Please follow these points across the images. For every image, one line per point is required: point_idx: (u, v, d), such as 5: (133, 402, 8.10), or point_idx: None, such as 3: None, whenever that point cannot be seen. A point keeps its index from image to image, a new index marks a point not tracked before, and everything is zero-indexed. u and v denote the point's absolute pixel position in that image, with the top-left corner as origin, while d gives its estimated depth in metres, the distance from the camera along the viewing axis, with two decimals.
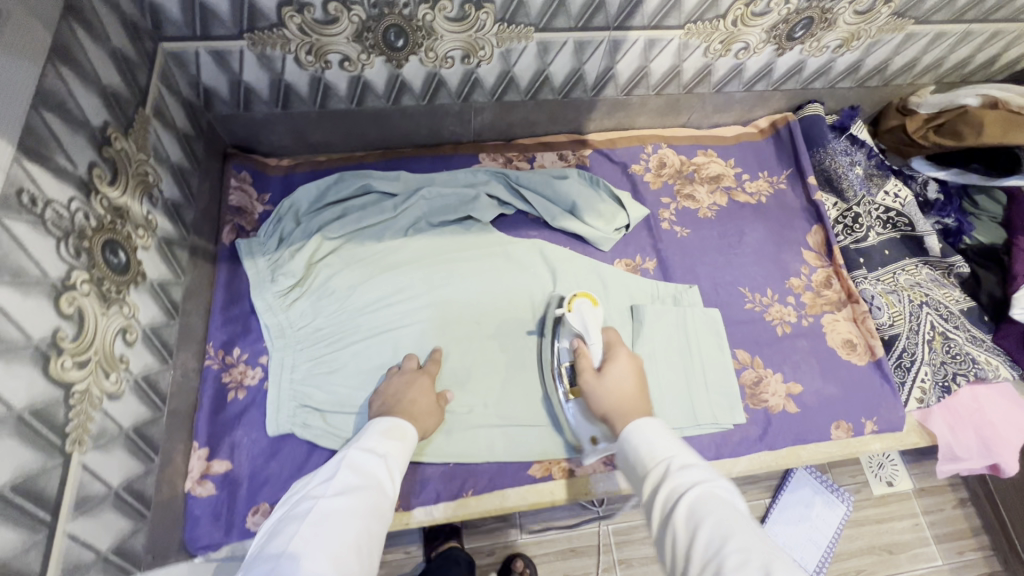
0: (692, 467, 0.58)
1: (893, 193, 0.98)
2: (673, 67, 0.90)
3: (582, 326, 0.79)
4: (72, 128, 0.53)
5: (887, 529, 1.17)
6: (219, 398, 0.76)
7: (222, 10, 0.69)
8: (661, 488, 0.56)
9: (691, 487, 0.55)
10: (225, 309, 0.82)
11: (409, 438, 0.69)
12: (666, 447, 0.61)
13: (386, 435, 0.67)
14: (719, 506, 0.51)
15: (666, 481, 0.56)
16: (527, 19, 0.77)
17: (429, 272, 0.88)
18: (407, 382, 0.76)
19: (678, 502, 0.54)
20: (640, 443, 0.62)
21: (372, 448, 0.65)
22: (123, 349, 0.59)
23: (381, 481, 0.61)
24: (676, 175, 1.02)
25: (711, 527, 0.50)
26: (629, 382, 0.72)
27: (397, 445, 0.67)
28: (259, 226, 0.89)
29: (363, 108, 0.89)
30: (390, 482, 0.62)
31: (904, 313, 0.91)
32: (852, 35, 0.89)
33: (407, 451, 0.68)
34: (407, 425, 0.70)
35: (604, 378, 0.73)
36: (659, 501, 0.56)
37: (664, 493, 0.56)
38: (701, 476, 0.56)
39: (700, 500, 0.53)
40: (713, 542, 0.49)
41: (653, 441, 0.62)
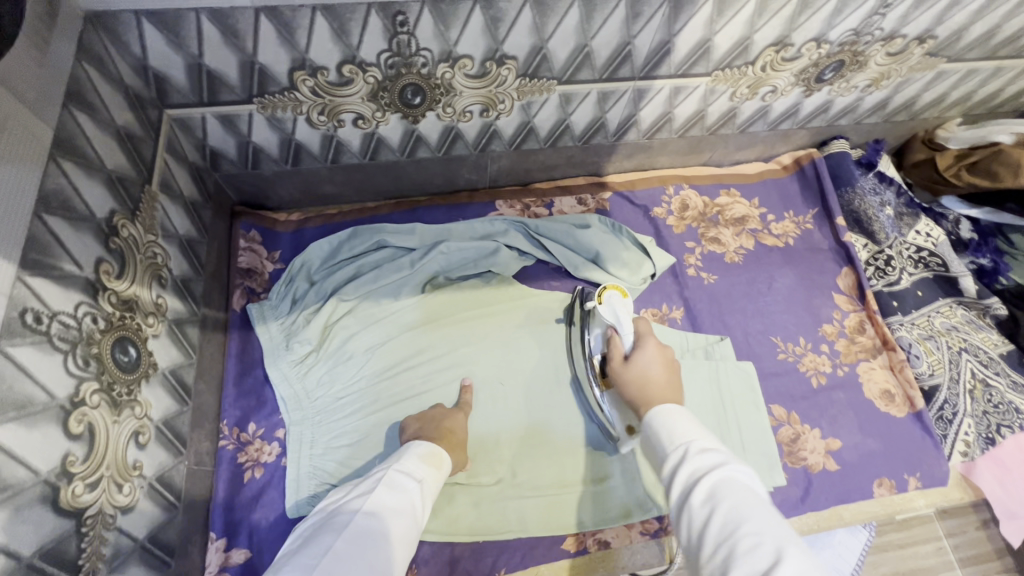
0: (712, 450, 0.52)
1: (924, 233, 0.96)
2: (697, 111, 0.87)
3: (614, 317, 0.74)
4: (76, 227, 0.49)
5: (912, 555, 1.14)
6: (236, 481, 0.72)
7: (230, 77, 0.65)
8: (682, 470, 0.51)
9: (708, 471, 0.49)
10: (238, 382, 0.78)
11: (445, 468, 0.65)
12: (687, 428, 0.55)
13: (424, 460, 0.63)
14: (734, 489, 0.46)
15: (686, 463, 0.51)
16: (550, 73, 0.73)
17: (450, 331, 0.85)
18: (441, 415, 0.75)
19: (695, 484, 0.48)
20: (660, 426, 0.57)
21: (410, 470, 0.61)
22: (135, 454, 0.55)
23: (412, 507, 0.57)
24: (699, 218, 0.98)
25: (727, 510, 0.45)
26: (657, 368, 0.67)
27: (432, 472, 0.63)
28: (270, 287, 0.85)
29: (376, 161, 0.85)
30: (420, 513, 0.58)
31: (943, 361, 0.88)
32: (882, 75, 0.86)
33: (439, 485, 0.64)
34: (443, 451, 0.67)
35: (629, 367, 0.68)
36: (677, 481, 0.51)
37: (683, 474, 0.50)
38: (719, 459, 0.51)
39: (722, 482, 0.47)
40: (727, 524, 0.44)
41: (674, 422, 0.57)
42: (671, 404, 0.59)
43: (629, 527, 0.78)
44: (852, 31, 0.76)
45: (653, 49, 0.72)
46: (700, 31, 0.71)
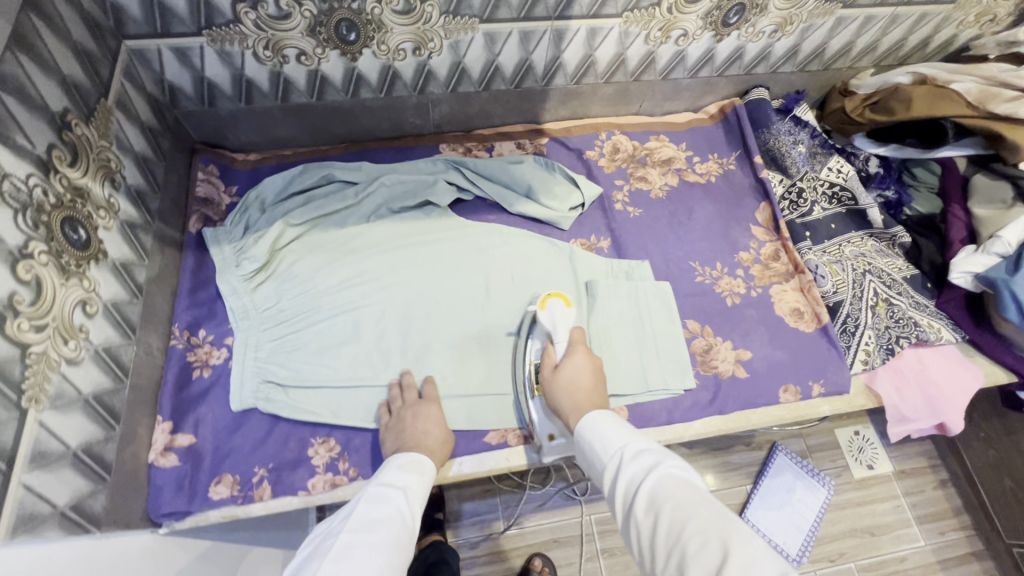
0: (644, 454, 0.59)
1: (836, 169, 1.02)
2: (617, 54, 0.95)
3: (552, 326, 0.80)
4: (32, 111, 0.57)
5: (870, 512, 1.28)
6: (184, 375, 0.79)
7: (179, 7, 0.73)
8: (620, 482, 0.58)
9: (644, 478, 0.56)
10: (192, 293, 0.85)
11: (426, 471, 0.70)
12: (618, 437, 0.62)
13: (404, 468, 0.68)
14: (671, 490, 0.52)
15: (623, 475, 0.58)
16: (471, 11, 0.82)
17: (388, 256, 0.93)
18: (417, 413, 0.78)
19: (634, 494, 0.55)
20: (593, 439, 0.64)
21: (389, 483, 0.65)
22: (82, 319, 0.62)
23: (400, 512, 0.61)
24: (629, 160, 1.06)
25: (669, 513, 0.50)
26: (585, 377, 0.74)
27: (414, 478, 0.67)
28: (225, 216, 0.93)
29: (324, 102, 0.94)
30: (410, 515, 0.62)
31: (847, 281, 0.95)
32: (785, 20, 0.95)
33: (425, 487, 0.68)
34: (424, 458, 0.71)
35: (562, 378, 0.74)
36: (620, 494, 0.57)
37: (623, 486, 0.57)
38: (650, 462, 0.57)
39: (659, 485, 0.54)
40: (673, 529, 0.49)
41: (604, 435, 0.64)
42: (605, 415, 0.67)
43: None
44: None
45: None
46: None
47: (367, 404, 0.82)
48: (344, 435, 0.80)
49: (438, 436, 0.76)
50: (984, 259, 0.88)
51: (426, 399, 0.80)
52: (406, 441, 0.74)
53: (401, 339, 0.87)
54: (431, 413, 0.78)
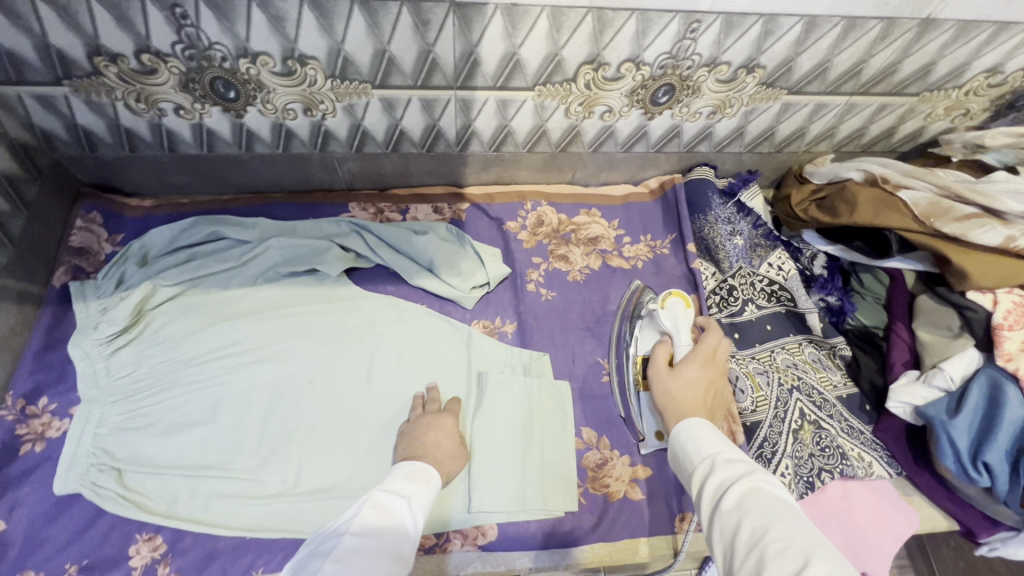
0: (735, 459, 0.55)
1: (776, 265, 0.94)
2: (536, 126, 0.88)
3: (672, 326, 0.76)
4: None
5: None
6: (10, 452, 0.73)
7: (29, 57, 0.68)
8: (705, 482, 0.54)
9: (735, 482, 0.52)
10: (39, 355, 0.79)
11: (433, 482, 0.67)
12: (710, 442, 0.57)
13: (409, 477, 0.65)
14: (765, 499, 0.48)
15: (710, 477, 0.53)
16: (360, 77, 0.75)
17: (269, 326, 0.86)
18: (429, 425, 0.76)
19: (721, 495, 0.51)
20: (688, 443, 0.58)
21: (397, 489, 0.62)
22: None
23: (402, 522, 0.58)
24: (552, 235, 0.98)
25: (758, 517, 0.47)
26: (700, 390, 0.66)
27: (419, 488, 0.65)
28: (100, 267, 0.87)
29: (216, 154, 0.88)
30: (415, 525, 0.60)
31: (770, 398, 0.84)
32: (723, 103, 0.86)
33: (431, 497, 0.65)
34: (430, 468, 0.68)
35: (673, 375, 0.68)
36: (704, 494, 0.53)
37: (708, 489, 0.53)
38: (743, 468, 0.53)
39: (750, 492, 0.50)
40: (755, 534, 0.46)
41: (699, 436, 0.58)
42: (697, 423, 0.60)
43: None
44: (668, 55, 0.76)
45: (459, 58, 0.73)
46: (501, 44, 0.72)
47: (206, 497, 0.74)
48: (174, 531, 0.72)
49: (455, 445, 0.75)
50: (924, 391, 0.76)
51: (445, 412, 0.79)
52: (419, 450, 0.73)
53: (261, 423, 0.79)
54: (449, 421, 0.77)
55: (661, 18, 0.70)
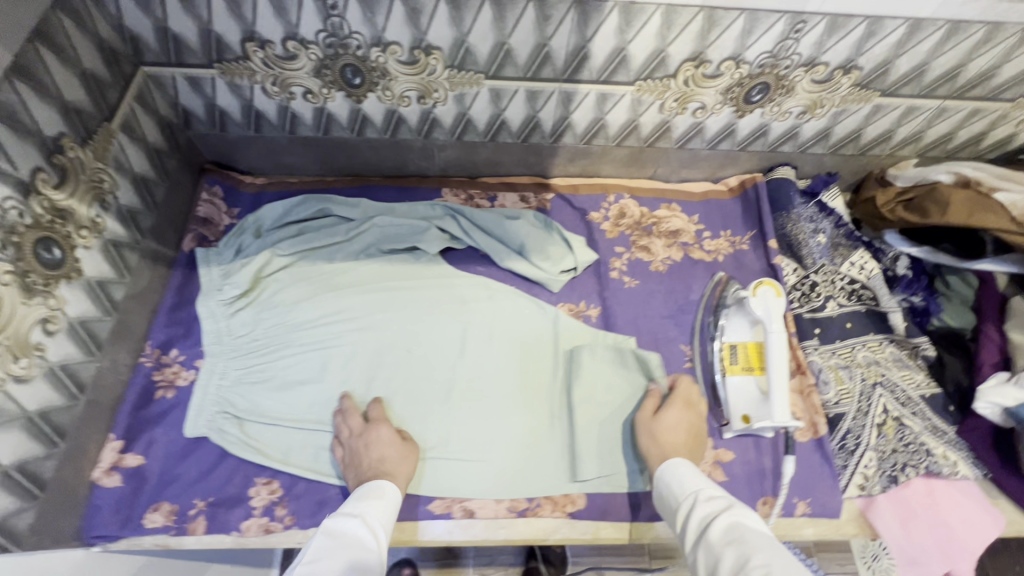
0: (719, 498, 0.64)
1: (859, 265, 0.95)
2: (630, 120, 0.92)
3: (764, 315, 0.78)
4: (21, 136, 0.60)
5: None
6: (147, 395, 0.80)
7: (191, 41, 0.76)
8: (693, 519, 0.63)
9: (718, 515, 0.61)
10: (172, 311, 0.87)
11: (387, 496, 0.69)
12: (693, 480, 0.69)
13: (363, 497, 0.68)
14: (747, 530, 0.57)
15: (696, 511, 0.64)
16: (476, 67, 0.81)
17: (369, 298, 0.91)
18: (366, 444, 0.76)
19: (708, 525, 0.61)
20: (671, 477, 0.71)
21: (352, 510, 0.66)
22: (41, 337, 0.64)
23: (360, 540, 0.61)
24: (634, 227, 1.02)
25: (739, 547, 0.55)
26: (682, 433, 0.78)
27: (373, 503, 0.68)
28: (221, 236, 0.94)
29: (329, 137, 0.95)
30: (376, 539, 0.62)
31: (853, 391, 0.86)
32: (814, 103, 0.88)
33: (388, 510, 0.68)
34: (382, 483, 0.71)
35: (658, 422, 0.78)
36: (692, 529, 0.62)
37: (694, 522, 0.63)
38: (726, 505, 0.62)
39: (733, 523, 0.59)
40: (738, 560, 0.54)
41: (678, 475, 0.70)
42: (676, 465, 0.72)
43: (501, 502, 0.79)
44: (769, 54, 0.79)
45: (570, 53, 0.78)
46: (613, 40, 0.77)
47: (317, 450, 0.80)
48: (290, 477, 0.78)
49: (397, 453, 0.75)
50: (1016, 393, 0.77)
51: (375, 419, 0.79)
52: (368, 474, 0.73)
53: (364, 386, 0.85)
54: (386, 432, 0.77)
55: (768, 18, 0.74)
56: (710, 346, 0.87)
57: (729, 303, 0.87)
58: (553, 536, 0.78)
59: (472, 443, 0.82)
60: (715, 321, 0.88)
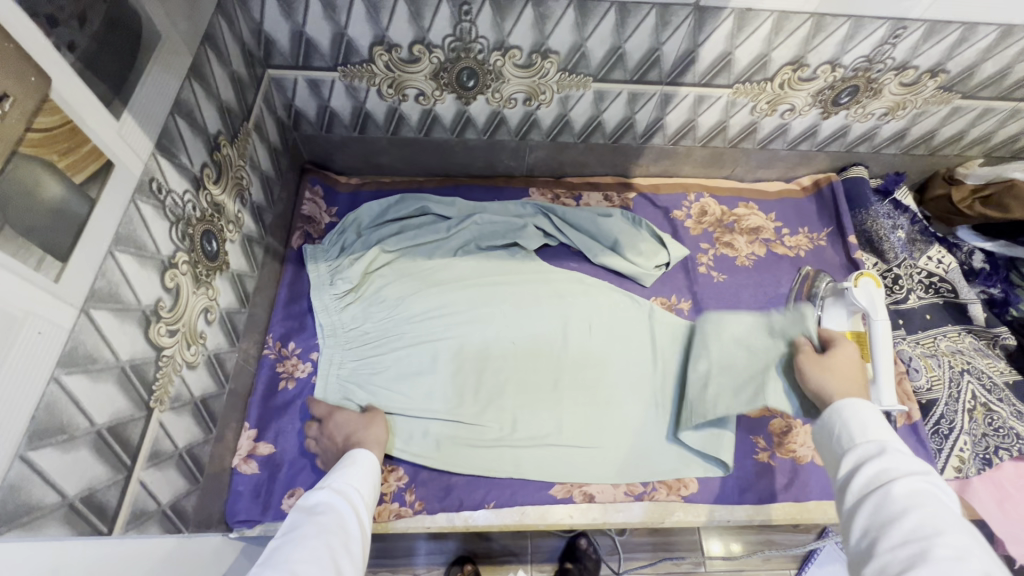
0: (905, 453, 0.49)
1: (936, 259, 0.99)
2: (720, 121, 0.96)
3: (868, 305, 0.82)
4: (194, 133, 0.63)
5: None
6: (272, 386, 0.83)
7: (322, 46, 0.79)
8: (869, 467, 0.48)
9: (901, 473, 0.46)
10: (287, 306, 0.90)
11: (358, 463, 0.66)
12: (881, 432, 0.51)
13: (335, 470, 0.65)
14: (940, 501, 0.43)
15: (874, 462, 0.48)
16: (587, 71, 0.85)
17: (473, 293, 0.93)
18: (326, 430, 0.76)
19: (885, 482, 0.46)
20: (848, 421, 0.53)
21: (327, 482, 0.62)
22: (203, 326, 0.66)
23: (338, 509, 0.57)
24: (716, 224, 1.05)
25: (929, 518, 0.42)
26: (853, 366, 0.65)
27: (346, 471, 0.64)
28: (324, 234, 0.97)
29: (429, 138, 0.98)
30: (352, 505, 0.59)
31: (944, 378, 0.90)
32: (897, 105, 0.93)
33: (362, 478, 0.65)
34: (354, 451, 0.69)
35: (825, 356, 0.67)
36: (861, 477, 0.48)
37: (867, 470, 0.48)
38: (917, 464, 0.47)
39: (920, 489, 0.44)
40: (920, 529, 0.41)
41: (865, 427, 0.52)
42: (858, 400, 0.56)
43: (616, 486, 0.82)
44: (865, 58, 0.84)
45: (679, 56, 0.82)
46: (722, 44, 0.81)
47: (438, 438, 0.83)
48: (411, 466, 0.82)
49: (359, 424, 0.76)
50: None
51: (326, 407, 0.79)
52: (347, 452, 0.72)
53: (475, 377, 0.87)
54: (340, 413, 0.77)
55: (872, 24, 0.78)
56: None
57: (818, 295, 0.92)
58: (669, 519, 0.81)
59: (586, 431, 0.84)
60: None
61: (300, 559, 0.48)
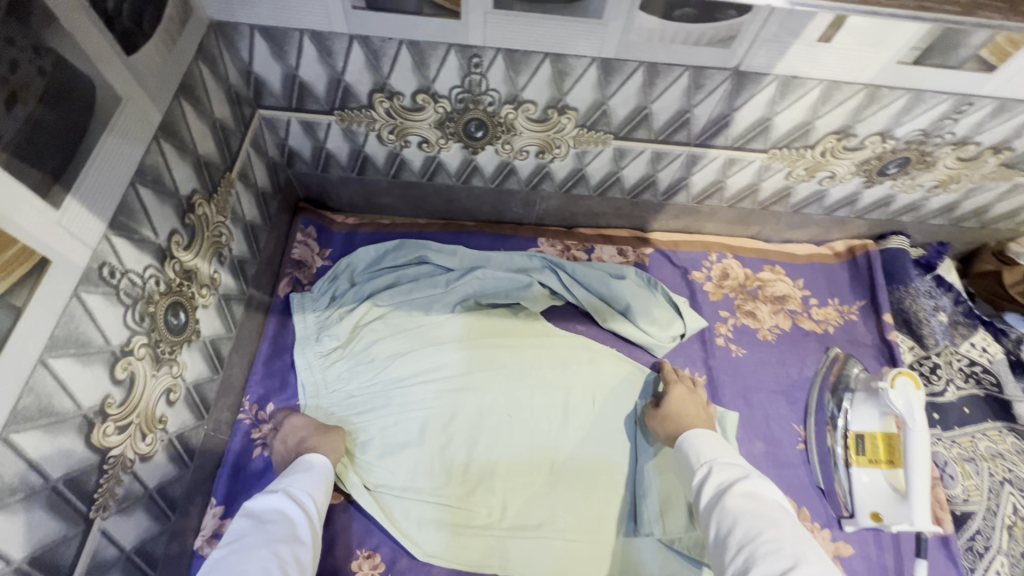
0: (735, 467, 0.61)
1: (980, 346, 0.92)
2: (751, 184, 0.87)
3: (906, 410, 0.73)
4: (162, 199, 0.56)
5: None
6: (245, 454, 0.77)
7: (318, 90, 0.72)
8: (708, 484, 0.60)
9: (733, 484, 0.58)
10: (268, 361, 0.84)
11: (315, 466, 0.68)
12: (711, 447, 0.65)
13: (289, 471, 0.67)
14: (756, 502, 0.55)
15: (712, 478, 0.60)
16: (608, 128, 0.76)
17: (470, 356, 0.84)
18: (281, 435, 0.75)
19: (723, 492, 0.58)
20: (690, 441, 0.67)
21: (281, 484, 0.65)
22: (164, 408, 0.60)
23: (287, 518, 0.60)
24: (738, 289, 0.97)
25: (752, 518, 0.53)
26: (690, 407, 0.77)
27: (300, 474, 0.66)
28: (314, 280, 0.91)
29: (432, 183, 0.91)
30: (303, 508, 0.62)
31: (982, 488, 0.81)
32: (951, 178, 0.84)
33: (318, 479, 0.67)
34: (312, 456, 0.69)
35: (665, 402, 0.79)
36: (706, 495, 0.60)
37: (711, 484, 0.60)
38: (741, 473, 0.60)
39: (745, 493, 0.57)
40: (749, 533, 0.52)
41: (700, 442, 0.66)
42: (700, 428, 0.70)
43: None
44: (921, 131, 0.75)
45: (712, 119, 0.74)
46: (761, 109, 0.72)
47: (420, 521, 0.77)
48: (391, 551, 0.76)
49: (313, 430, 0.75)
50: None
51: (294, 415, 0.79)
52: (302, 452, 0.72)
53: (466, 451, 0.80)
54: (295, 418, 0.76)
55: (933, 98, 0.69)
56: (829, 433, 0.84)
57: (849, 385, 0.86)
58: None
59: (581, 523, 0.77)
60: (831, 406, 0.86)
61: (244, 568, 0.52)
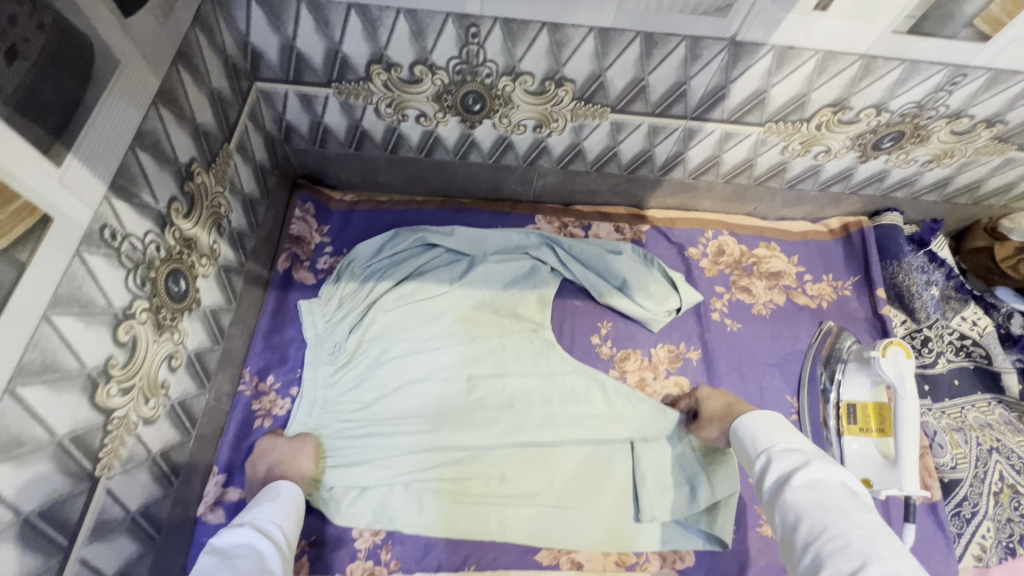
0: (797, 452, 0.57)
1: (970, 320, 0.93)
2: (747, 159, 0.88)
3: (896, 378, 0.75)
4: (161, 165, 0.56)
5: None
6: (246, 424, 0.78)
7: (315, 61, 0.72)
8: (770, 475, 0.56)
9: (796, 472, 0.54)
10: (268, 335, 0.84)
11: (282, 495, 0.65)
12: (773, 435, 0.60)
13: (253, 506, 0.63)
14: (823, 492, 0.51)
15: (773, 468, 0.56)
16: (606, 100, 0.77)
17: (467, 330, 0.85)
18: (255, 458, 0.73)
19: (785, 483, 0.54)
20: (749, 431, 0.63)
21: (246, 518, 0.60)
22: (166, 374, 0.61)
23: (257, 547, 0.55)
24: (734, 265, 0.98)
25: (817, 511, 0.49)
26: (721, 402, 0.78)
27: (267, 505, 0.63)
28: (313, 256, 0.91)
29: (430, 159, 0.91)
30: (272, 538, 0.57)
31: (971, 457, 0.83)
32: (945, 153, 0.85)
33: (286, 510, 0.63)
34: (276, 485, 0.68)
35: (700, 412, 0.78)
36: (768, 487, 0.56)
37: (773, 477, 0.56)
38: (804, 460, 0.55)
39: (807, 484, 0.52)
40: (815, 528, 0.48)
41: (760, 432, 0.62)
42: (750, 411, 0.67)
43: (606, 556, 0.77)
44: (915, 104, 0.75)
45: (708, 92, 0.74)
46: (756, 81, 0.72)
47: (418, 498, 0.76)
48: None
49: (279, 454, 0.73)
50: None
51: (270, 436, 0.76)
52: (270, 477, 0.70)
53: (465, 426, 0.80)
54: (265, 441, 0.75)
55: (928, 70, 0.70)
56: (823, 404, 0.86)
57: (841, 355, 0.88)
58: None
59: (578, 492, 0.79)
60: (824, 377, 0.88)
61: None
